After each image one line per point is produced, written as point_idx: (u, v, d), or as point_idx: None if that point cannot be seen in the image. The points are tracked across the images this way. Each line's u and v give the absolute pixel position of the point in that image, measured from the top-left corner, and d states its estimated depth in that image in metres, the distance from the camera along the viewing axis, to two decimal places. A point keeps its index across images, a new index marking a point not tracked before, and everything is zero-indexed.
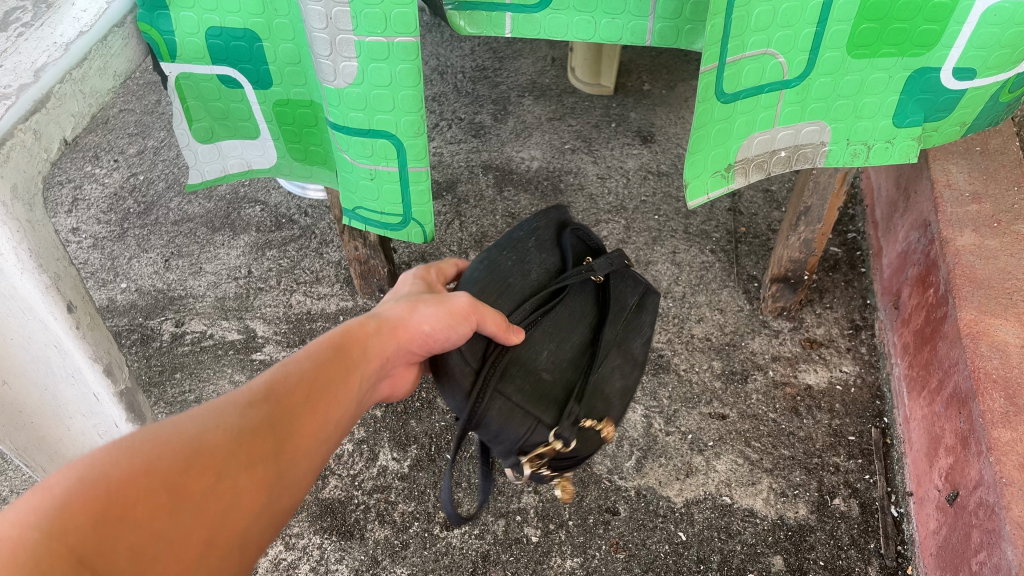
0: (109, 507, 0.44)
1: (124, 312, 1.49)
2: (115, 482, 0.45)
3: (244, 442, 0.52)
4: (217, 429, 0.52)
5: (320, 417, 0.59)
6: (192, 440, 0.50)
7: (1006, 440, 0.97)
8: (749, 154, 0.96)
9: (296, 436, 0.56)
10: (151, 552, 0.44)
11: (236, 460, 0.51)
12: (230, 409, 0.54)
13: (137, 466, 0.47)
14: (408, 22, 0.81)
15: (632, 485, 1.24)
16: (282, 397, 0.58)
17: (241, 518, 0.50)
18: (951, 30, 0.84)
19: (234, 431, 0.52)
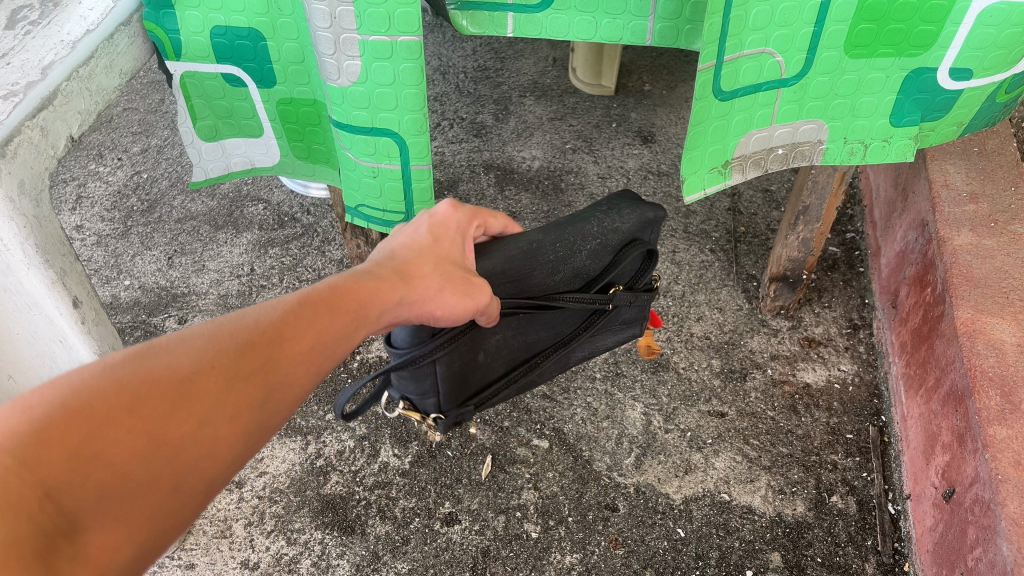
0: (82, 443, 0.43)
1: (127, 309, 1.50)
2: (95, 411, 0.44)
3: (231, 390, 0.49)
4: (210, 368, 0.49)
5: (323, 365, 0.55)
6: (179, 381, 0.47)
7: (1001, 437, 0.98)
8: (746, 151, 0.97)
9: (290, 385, 0.52)
10: (111, 496, 0.44)
11: (221, 409, 0.48)
12: (228, 345, 0.50)
13: (118, 396, 0.45)
14: (411, 21, 0.83)
15: (632, 482, 1.25)
16: (289, 338, 0.53)
17: (210, 464, 0.48)
18: (948, 31, 0.85)
19: (227, 375, 0.49)
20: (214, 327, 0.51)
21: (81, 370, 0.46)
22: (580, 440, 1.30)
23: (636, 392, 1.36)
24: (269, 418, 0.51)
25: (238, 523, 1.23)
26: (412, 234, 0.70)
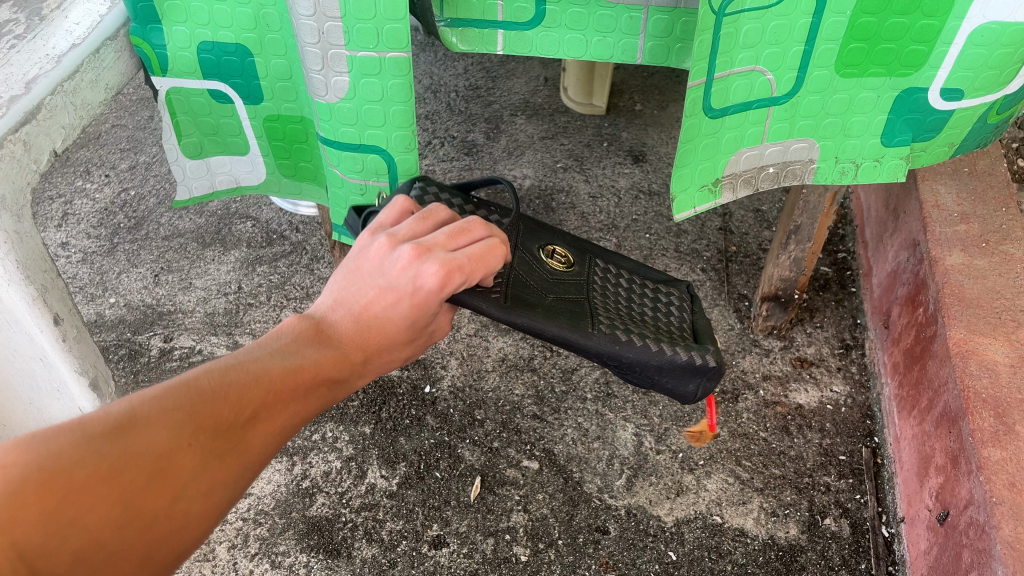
0: (62, 510, 0.46)
1: (111, 327, 1.48)
2: (74, 477, 0.47)
3: (204, 471, 0.53)
4: (192, 444, 0.52)
5: (279, 441, 0.60)
6: (156, 457, 0.50)
7: (995, 459, 0.97)
8: (737, 169, 0.96)
9: (253, 454, 0.57)
10: (84, 561, 0.47)
11: (194, 484, 0.52)
12: (208, 424, 0.53)
13: (99, 466, 0.48)
14: (400, 37, 0.82)
15: (623, 504, 1.23)
16: (263, 414, 0.57)
17: (179, 535, 0.52)
18: (938, 50, 0.85)
19: (204, 452, 0.53)
20: (198, 393, 0.54)
21: (68, 427, 0.48)
22: (571, 461, 1.29)
23: (627, 413, 1.35)
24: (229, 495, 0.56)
25: (221, 546, 1.20)
26: (390, 307, 0.62)
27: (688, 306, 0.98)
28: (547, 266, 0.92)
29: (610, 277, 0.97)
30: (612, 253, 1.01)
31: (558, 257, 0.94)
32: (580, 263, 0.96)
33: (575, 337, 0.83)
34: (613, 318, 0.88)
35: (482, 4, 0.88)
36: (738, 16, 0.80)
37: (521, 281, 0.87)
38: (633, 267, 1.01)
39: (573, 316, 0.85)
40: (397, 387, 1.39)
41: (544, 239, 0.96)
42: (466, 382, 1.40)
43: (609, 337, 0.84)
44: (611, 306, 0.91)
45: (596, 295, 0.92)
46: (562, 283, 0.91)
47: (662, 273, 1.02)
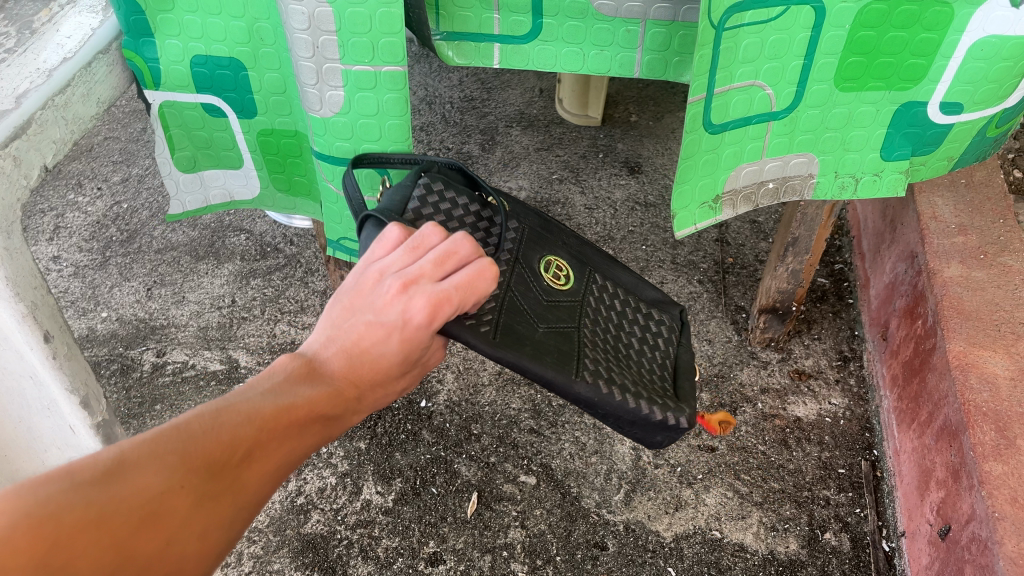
0: (52, 556, 0.44)
1: (103, 342, 1.47)
2: (63, 522, 0.45)
3: (199, 513, 0.52)
4: (184, 487, 0.51)
5: (275, 482, 0.58)
6: (149, 500, 0.49)
7: (997, 473, 0.96)
8: (736, 186, 0.96)
9: (249, 495, 0.56)
10: None
11: (187, 527, 0.51)
12: (201, 464, 0.52)
13: (87, 511, 0.47)
14: (395, 51, 0.81)
15: (621, 519, 1.22)
16: (256, 455, 0.56)
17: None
18: (938, 64, 0.85)
19: (197, 494, 0.52)
20: (188, 435, 0.53)
21: (55, 474, 0.47)
22: (568, 476, 1.27)
23: None
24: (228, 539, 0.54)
25: None
26: (380, 343, 0.62)
27: (676, 336, 0.95)
28: (544, 283, 0.86)
29: (608, 296, 0.92)
30: (612, 264, 0.97)
31: (558, 272, 0.89)
32: (579, 278, 0.91)
33: (561, 380, 0.77)
34: (599, 357, 0.83)
35: (478, 18, 0.87)
36: (738, 31, 0.79)
37: (515, 306, 0.80)
38: (630, 282, 0.97)
39: (558, 357, 0.79)
40: (392, 402, 1.38)
41: (548, 248, 0.90)
42: (462, 396, 1.39)
43: (592, 388, 0.79)
44: (602, 338, 0.87)
45: (587, 325, 0.86)
46: (558, 306, 0.85)
47: (659, 292, 0.99)
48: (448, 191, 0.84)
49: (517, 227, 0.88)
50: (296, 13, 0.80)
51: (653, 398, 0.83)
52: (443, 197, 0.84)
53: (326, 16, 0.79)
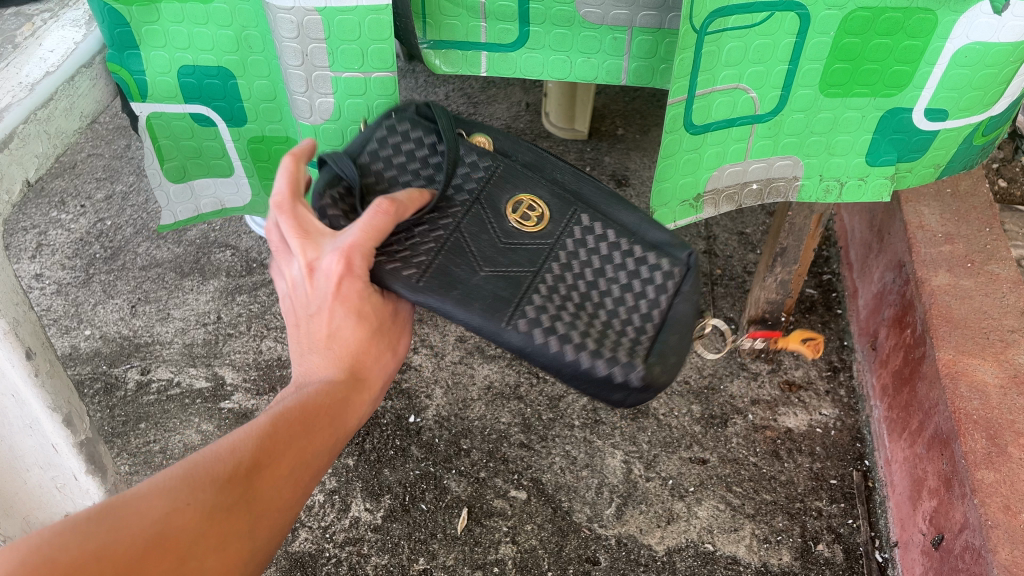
0: None
1: (87, 360, 1.45)
2: (62, 559, 0.49)
3: (212, 526, 0.56)
4: (185, 508, 0.55)
5: (289, 491, 0.62)
6: (154, 525, 0.54)
7: (988, 482, 0.96)
8: (719, 186, 0.96)
9: (261, 504, 0.59)
10: None
11: (196, 541, 0.55)
12: (206, 483, 0.57)
13: (86, 543, 0.51)
14: (384, 58, 0.81)
15: (613, 533, 1.21)
16: (254, 468, 0.60)
17: None
18: (922, 71, 0.85)
19: (199, 510, 0.56)
20: (181, 467, 0.58)
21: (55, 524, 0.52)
22: (559, 490, 1.26)
23: (616, 440, 1.33)
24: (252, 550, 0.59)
25: None
26: (325, 320, 0.67)
27: (674, 284, 0.82)
28: (507, 225, 0.81)
29: (591, 241, 0.82)
30: (614, 200, 0.85)
31: (528, 211, 0.82)
32: (557, 218, 0.83)
33: (488, 327, 0.77)
34: (551, 304, 0.79)
35: (465, 26, 0.87)
36: (721, 35, 0.79)
37: (457, 247, 0.78)
38: (634, 221, 0.84)
39: (490, 306, 0.77)
40: (381, 417, 1.36)
41: (528, 185, 0.83)
42: (451, 411, 1.38)
43: (526, 335, 0.77)
44: (567, 286, 0.80)
45: (550, 271, 0.80)
46: (517, 249, 0.80)
47: (667, 231, 0.83)
48: (412, 130, 0.82)
49: (491, 164, 0.82)
50: (285, 22, 0.79)
51: (596, 352, 0.77)
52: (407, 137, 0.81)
53: (315, 23, 0.78)
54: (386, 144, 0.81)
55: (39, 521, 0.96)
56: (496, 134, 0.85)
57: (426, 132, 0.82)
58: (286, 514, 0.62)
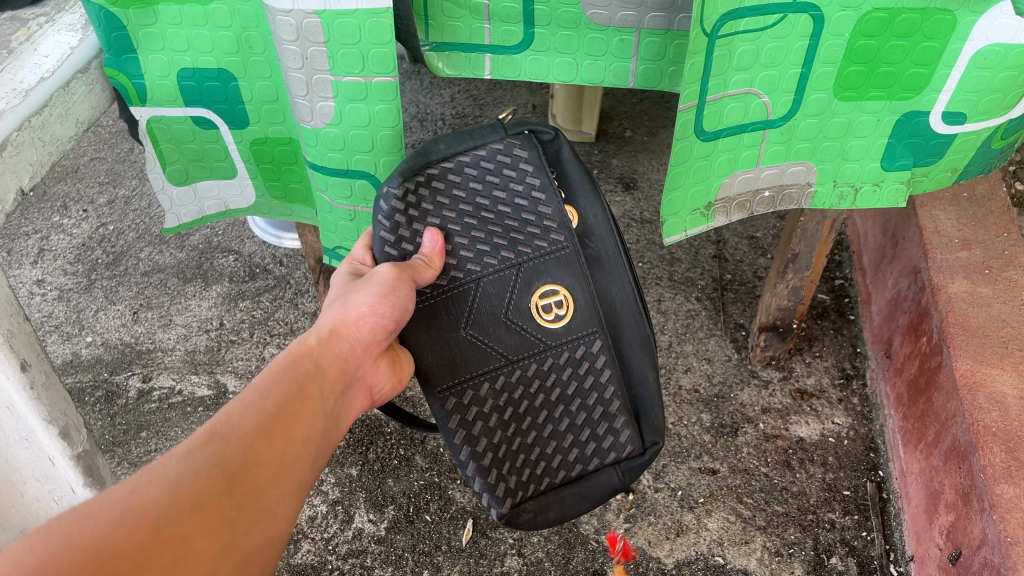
0: None
1: (88, 368, 1.44)
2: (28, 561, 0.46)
3: (181, 495, 0.52)
4: (155, 484, 0.52)
5: (270, 447, 0.58)
6: (121, 502, 0.50)
7: (1008, 497, 0.93)
8: (731, 193, 0.93)
9: (244, 465, 0.56)
10: None
11: (175, 508, 0.51)
12: (168, 460, 0.54)
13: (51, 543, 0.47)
14: (385, 62, 0.78)
15: (622, 545, 1.18)
16: (229, 436, 0.57)
17: (195, 561, 0.50)
18: (940, 73, 0.82)
19: (170, 478, 0.52)
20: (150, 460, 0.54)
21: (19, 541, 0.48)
22: None
23: None
24: (247, 519, 0.54)
25: None
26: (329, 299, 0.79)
27: (620, 455, 0.87)
28: (526, 303, 0.83)
29: (586, 369, 0.85)
30: (642, 346, 0.87)
31: (553, 305, 0.83)
32: (574, 327, 0.84)
33: (426, 372, 0.83)
34: (491, 399, 0.83)
35: (468, 28, 0.84)
36: (732, 38, 0.77)
37: (463, 300, 0.82)
38: (639, 372, 0.87)
39: (438, 364, 0.83)
40: (385, 426, 1.34)
41: (573, 280, 0.83)
42: None
43: (445, 412, 0.83)
44: (527, 392, 0.84)
45: (522, 368, 0.84)
46: (514, 329, 0.83)
47: (655, 404, 0.88)
48: (524, 165, 0.83)
49: (563, 241, 0.83)
50: (283, 25, 0.76)
51: (483, 470, 0.84)
52: (513, 167, 0.83)
53: (314, 26, 0.76)
54: (493, 159, 0.83)
55: None
56: (570, 257, 0.83)
57: (536, 171, 0.83)
58: (278, 479, 0.58)
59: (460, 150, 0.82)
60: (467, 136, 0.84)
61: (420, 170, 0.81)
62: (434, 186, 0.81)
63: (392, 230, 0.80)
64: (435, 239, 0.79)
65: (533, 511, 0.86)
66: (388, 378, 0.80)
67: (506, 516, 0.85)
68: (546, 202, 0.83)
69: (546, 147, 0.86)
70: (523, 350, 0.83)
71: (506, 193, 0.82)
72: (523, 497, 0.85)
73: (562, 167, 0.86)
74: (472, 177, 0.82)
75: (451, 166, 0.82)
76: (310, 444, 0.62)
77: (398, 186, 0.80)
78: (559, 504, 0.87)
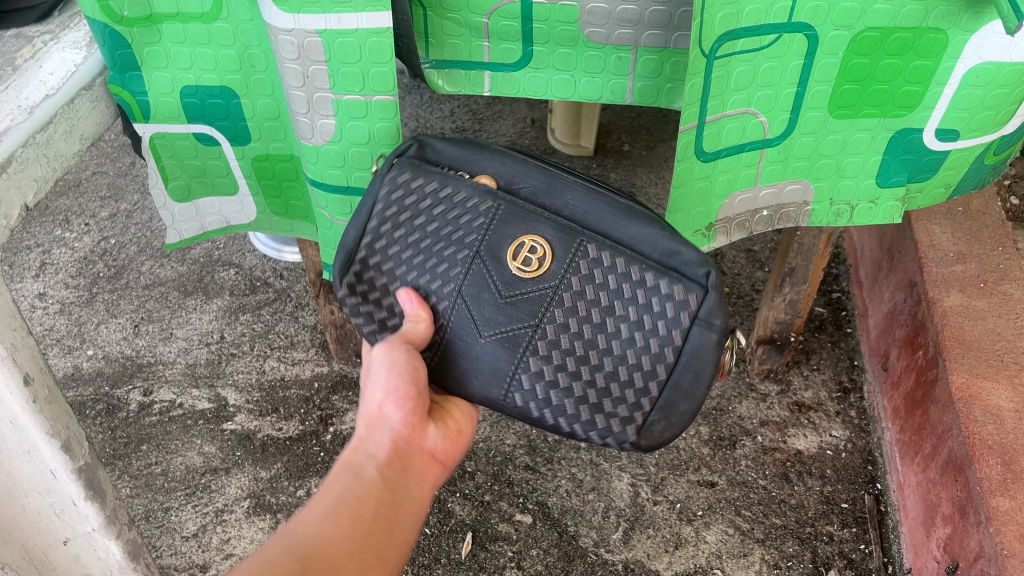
0: None
1: (89, 381, 1.44)
2: None
3: None
4: None
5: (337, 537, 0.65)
6: None
7: (1005, 510, 0.94)
8: (731, 213, 0.94)
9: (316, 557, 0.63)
10: None
11: None
12: (253, 563, 0.62)
13: None
14: (386, 81, 0.80)
15: (620, 558, 1.19)
16: (302, 535, 0.65)
17: None
18: (933, 91, 0.83)
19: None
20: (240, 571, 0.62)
21: None
22: (565, 514, 1.24)
23: (622, 462, 1.31)
24: None
25: None
26: None
27: (688, 312, 0.79)
28: (509, 271, 0.80)
29: (600, 279, 0.79)
30: (625, 214, 0.81)
31: (530, 252, 0.80)
32: (563, 257, 0.79)
33: (491, 399, 0.84)
34: (547, 364, 0.81)
35: (468, 46, 0.86)
36: (729, 60, 0.78)
37: (458, 315, 0.82)
38: (646, 235, 0.80)
39: (484, 377, 0.83)
40: None
41: (528, 223, 0.80)
42: None
43: (523, 402, 0.83)
44: (570, 337, 0.81)
45: (552, 321, 0.80)
46: (516, 298, 0.81)
47: (684, 248, 0.80)
48: (415, 181, 0.83)
49: (492, 205, 0.81)
50: (285, 44, 0.78)
51: (587, 421, 0.83)
52: (409, 189, 0.82)
53: (315, 45, 0.77)
54: (392, 201, 0.83)
55: (39, 548, 0.94)
56: (512, 222, 0.80)
57: (440, 182, 0.82)
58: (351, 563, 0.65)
59: (363, 220, 0.84)
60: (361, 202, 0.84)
61: (354, 258, 0.85)
62: (373, 263, 0.84)
63: (371, 318, 0.86)
64: (408, 297, 0.82)
65: (661, 419, 0.83)
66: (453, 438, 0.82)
67: (643, 441, 0.84)
68: (461, 195, 0.81)
69: (423, 156, 0.86)
70: (539, 306, 0.80)
71: (426, 218, 0.82)
72: (645, 416, 0.83)
73: (447, 163, 0.85)
74: (391, 229, 0.83)
75: (369, 235, 0.84)
76: (377, 527, 0.68)
77: (344, 286, 0.85)
78: (680, 393, 0.82)
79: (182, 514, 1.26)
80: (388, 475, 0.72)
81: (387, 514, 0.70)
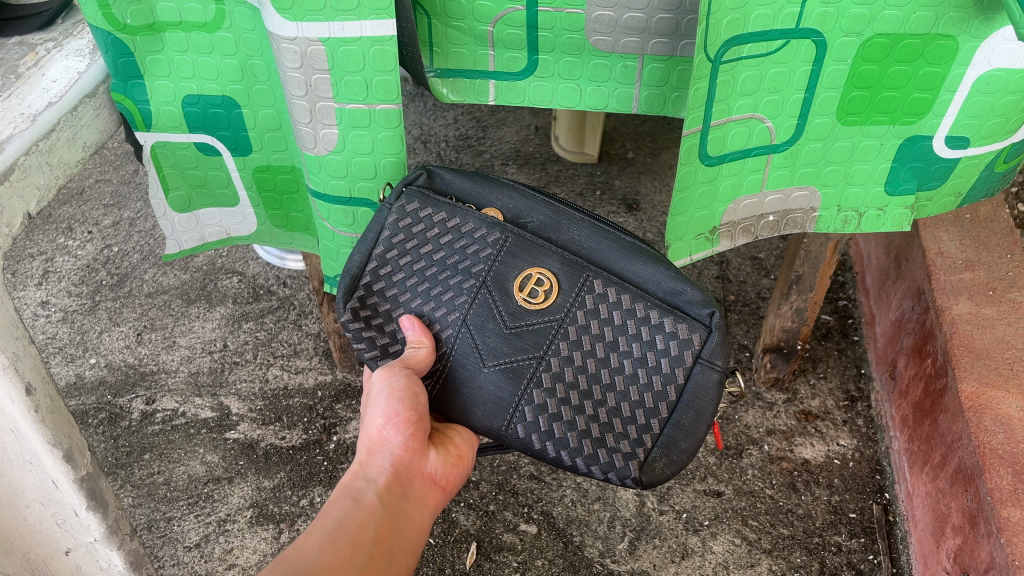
0: None
1: (91, 390, 1.44)
2: None
3: None
4: None
5: (334, 558, 0.65)
6: None
7: (1016, 520, 0.93)
8: (735, 217, 0.93)
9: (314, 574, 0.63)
10: None
11: None
12: None
13: None
14: (390, 89, 0.79)
15: (626, 569, 1.18)
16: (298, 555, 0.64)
17: None
18: (943, 98, 0.83)
19: None
20: None
21: None
22: (570, 524, 1.23)
23: None
24: None
25: None
26: None
27: (691, 351, 0.80)
28: (514, 304, 0.82)
29: (604, 312, 0.81)
30: (633, 252, 0.82)
31: (536, 286, 0.81)
32: (568, 290, 0.81)
33: (493, 430, 0.84)
34: (552, 398, 0.82)
35: (473, 55, 0.85)
36: (735, 64, 0.77)
37: (463, 347, 0.83)
38: (652, 274, 0.81)
39: (487, 412, 0.84)
40: None
41: (536, 256, 0.81)
42: None
43: (527, 436, 0.83)
44: (574, 369, 0.81)
45: (557, 352, 0.81)
46: (521, 331, 0.82)
47: (691, 288, 0.81)
48: (425, 210, 0.84)
49: (500, 237, 0.82)
50: (288, 52, 0.77)
51: (587, 456, 0.82)
52: (418, 218, 0.84)
53: (319, 54, 0.77)
54: (398, 229, 0.84)
55: (40, 558, 0.93)
56: (518, 254, 0.81)
57: (450, 212, 0.84)
58: None
59: (369, 245, 0.84)
60: (365, 230, 0.85)
61: (359, 283, 0.85)
62: (377, 289, 0.84)
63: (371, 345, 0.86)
64: (410, 323, 0.82)
65: (662, 456, 0.82)
66: (453, 463, 0.83)
67: (645, 479, 0.82)
68: (468, 226, 0.83)
69: (431, 186, 0.86)
70: (543, 337, 0.82)
71: (432, 246, 0.83)
72: (647, 453, 0.82)
73: (455, 193, 0.86)
74: (398, 256, 0.84)
75: (375, 261, 0.84)
76: (373, 550, 0.69)
77: (346, 311, 0.84)
78: (682, 431, 0.81)
79: (185, 523, 1.25)
80: (386, 500, 0.73)
81: (385, 537, 0.70)
